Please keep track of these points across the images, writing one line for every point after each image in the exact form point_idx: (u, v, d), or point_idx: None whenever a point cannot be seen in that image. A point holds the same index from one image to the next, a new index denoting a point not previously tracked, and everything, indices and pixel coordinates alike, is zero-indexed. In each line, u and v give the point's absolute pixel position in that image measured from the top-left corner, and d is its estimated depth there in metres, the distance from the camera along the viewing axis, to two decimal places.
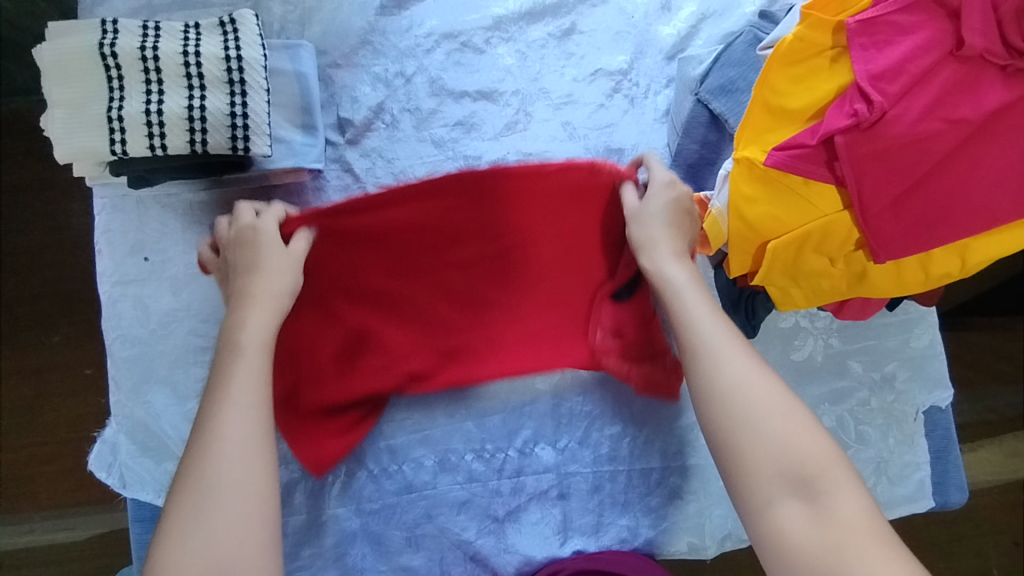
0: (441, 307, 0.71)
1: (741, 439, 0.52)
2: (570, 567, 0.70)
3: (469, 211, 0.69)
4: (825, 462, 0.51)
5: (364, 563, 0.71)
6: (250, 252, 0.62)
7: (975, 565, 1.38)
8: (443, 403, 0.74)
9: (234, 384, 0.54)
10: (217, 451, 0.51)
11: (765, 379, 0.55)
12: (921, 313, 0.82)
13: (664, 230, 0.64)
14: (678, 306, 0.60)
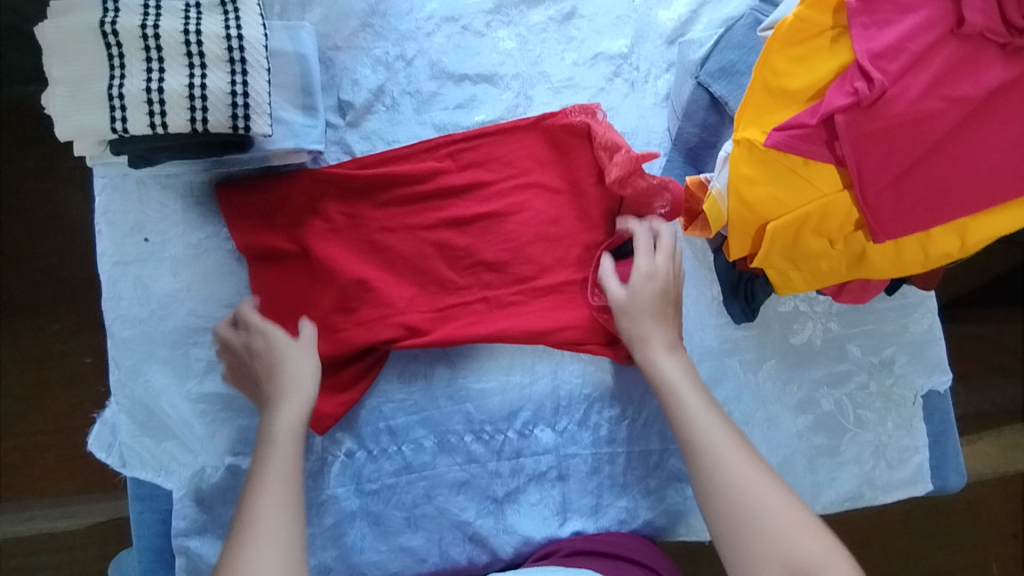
0: (436, 262, 0.74)
1: (747, 540, 0.59)
2: (567, 547, 0.71)
3: (464, 169, 0.76)
4: (824, 556, 0.57)
5: (363, 543, 0.72)
6: (270, 353, 0.67)
7: (972, 558, 1.39)
8: (443, 383, 0.75)
9: (267, 470, 0.60)
10: (256, 539, 0.56)
11: (762, 477, 0.61)
12: (921, 297, 0.82)
13: (653, 326, 0.70)
14: (679, 405, 0.66)
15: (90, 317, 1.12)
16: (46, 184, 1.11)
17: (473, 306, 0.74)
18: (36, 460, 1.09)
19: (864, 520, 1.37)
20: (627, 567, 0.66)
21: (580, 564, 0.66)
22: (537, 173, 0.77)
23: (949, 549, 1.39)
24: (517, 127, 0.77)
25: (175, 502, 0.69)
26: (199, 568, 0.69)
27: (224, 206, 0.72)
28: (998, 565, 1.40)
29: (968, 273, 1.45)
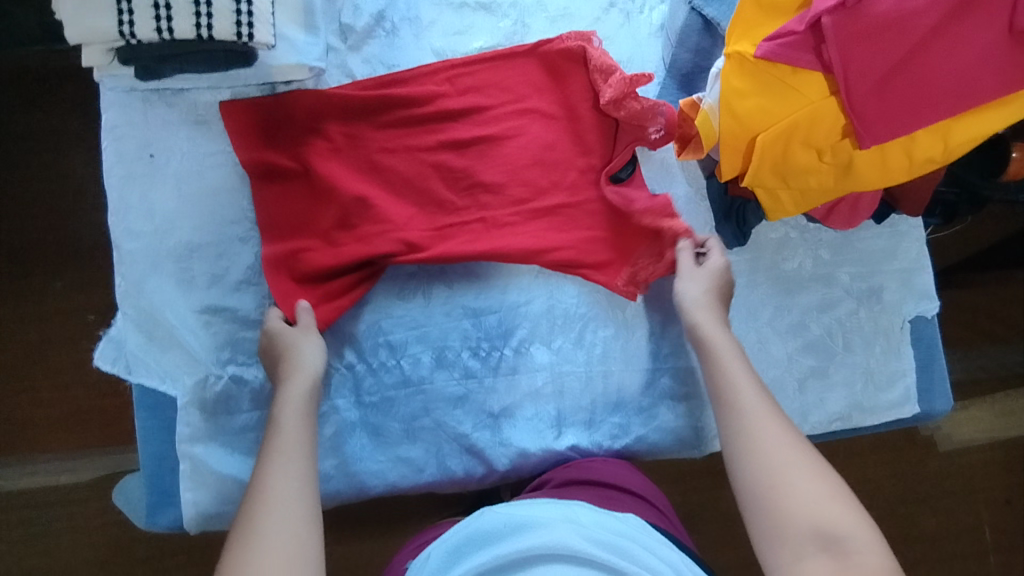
0: (434, 182, 0.76)
1: (774, 499, 0.57)
2: (558, 477, 0.72)
3: (464, 94, 0.78)
4: (852, 522, 0.54)
5: (363, 452, 0.74)
6: (278, 343, 0.68)
7: (965, 520, 1.41)
8: (441, 301, 0.77)
9: (285, 441, 0.61)
10: (266, 504, 0.55)
11: (792, 446, 0.60)
12: (908, 227, 0.84)
13: (704, 296, 0.72)
14: (719, 373, 0.67)
15: (94, 270, 1.13)
16: (55, 139, 1.14)
17: (471, 227, 0.76)
18: (39, 416, 1.10)
19: (857, 484, 1.38)
20: (617, 495, 0.68)
21: (570, 492, 0.68)
22: (533, 99, 0.79)
23: (941, 514, 1.40)
24: (514, 53, 0.79)
25: (179, 410, 0.71)
26: (204, 473, 0.71)
27: (230, 125, 0.73)
28: (991, 528, 1.41)
29: (960, 241, 1.47)
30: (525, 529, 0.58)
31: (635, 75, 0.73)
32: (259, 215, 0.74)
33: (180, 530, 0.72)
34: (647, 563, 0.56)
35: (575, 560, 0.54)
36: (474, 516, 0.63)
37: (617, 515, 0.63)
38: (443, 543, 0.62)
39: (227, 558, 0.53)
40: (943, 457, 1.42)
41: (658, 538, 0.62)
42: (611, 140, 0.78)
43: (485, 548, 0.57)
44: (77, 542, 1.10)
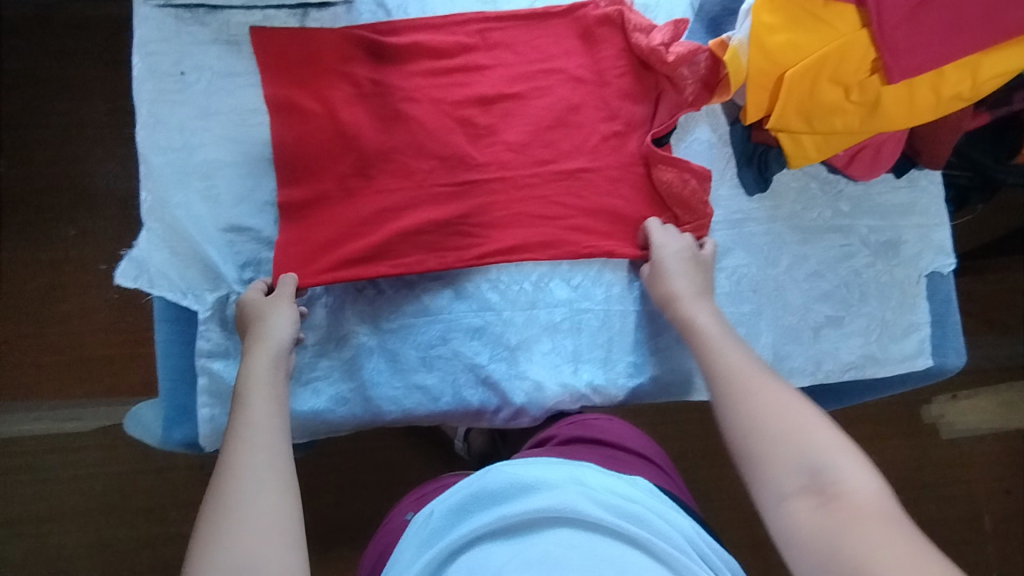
0: (455, 135, 0.76)
1: (759, 446, 0.57)
2: (562, 434, 0.71)
3: (495, 50, 0.80)
4: (836, 457, 0.53)
5: (379, 377, 0.74)
6: (250, 317, 0.68)
7: (966, 510, 1.41)
8: (455, 254, 0.74)
9: (252, 421, 0.60)
10: (233, 482, 0.54)
11: (784, 398, 0.60)
12: (928, 182, 0.84)
13: (682, 284, 0.73)
14: (702, 344, 0.68)
15: (98, 214, 1.11)
16: (77, 84, 1.13)
17: (491, 185, 0.76)
18: None
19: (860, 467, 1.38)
20: (623, 457, 0.66)
21: (573, 450, 0.66)
22: (562, 60, 0.80)
23: (942, 500, 1.40)
24: (549, 12, 0.81)
25: (200, 324, 0.71)
26: (221, 389, 0.71)
27: (263, 66, 0.75)
28: (991, 518, 1.41)
29: (973, 230, 1.47)
30: (533, 491, 0.52)
31: (675, 21, 0.78)
32: (276, 152, 0.73)
33: (194, 446, 0.72)
34: (659, 529, 0.51)
35: (587, 526, 0.48)
36: (481, 474, 0.57)
37: (624, 478, 0.59)
38: (447, 499, 0.57)
39: (203, 528, 0.52)
40: (947, 445, 1.41)
41: (664, 503, 0.58)
42: (629, 94, 0.79)
43: (491, 507, 0.52)
44: (78, 491, 1.08)
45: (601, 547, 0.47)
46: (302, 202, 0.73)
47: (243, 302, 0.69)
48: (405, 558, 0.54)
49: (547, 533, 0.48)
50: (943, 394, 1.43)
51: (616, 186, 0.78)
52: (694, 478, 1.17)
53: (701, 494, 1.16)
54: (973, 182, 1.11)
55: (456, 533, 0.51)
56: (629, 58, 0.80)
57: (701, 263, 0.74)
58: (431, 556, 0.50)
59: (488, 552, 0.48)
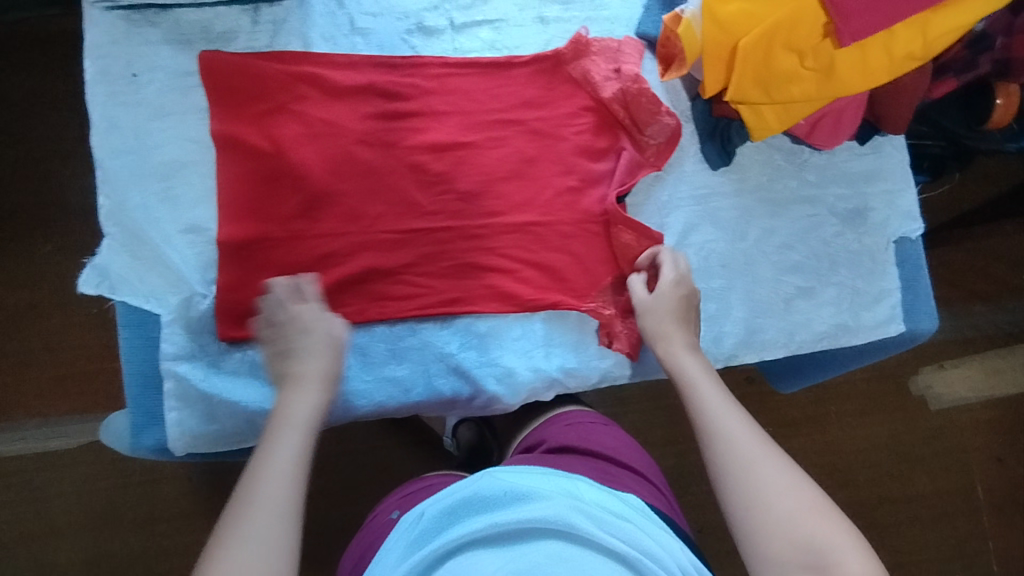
0: (416, 130, 0.77)
1: (756, 521, 0.54)
2: (553, 440, 0.73)
3: (451, 81, 0.78)
4: (831, 538, 0.51)
5: (349, 372, 0.73)
6: (299, 331, 0.65)
7: (958, 480, 1.41)
8: (396, 304, 0.74)
9: (275, 444, 0.56)
10: (248, 505, 0.51)
11: (777, 461, 0.56)
12: (892, 148, 0.84)
13: (675, 326, 0.71)
14: (689, 393, 0.65)
15: (73, 229, 1.10)
16: (33, 108, 1.11)
17: (438, 235, 0.75)
18: (21, 380, 1.07)
19: (850, 442, 1.38)
20: (615, 472, 0.66)
21: (563, 460, 0.66)
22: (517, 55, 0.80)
23: (935, 472, 1.40)
24: (509, 61, 0.79)
25: (164, 328, 0.70)
26: (188, 391, 0.70)
27: (213, 115, 0.73)
28: (983, 487, 1.42)
29: (948, 201, 1.46)
30: (525, 500, 0.52)
31: (636, 47, 0.80)
32: (219, 194, 0.72)
33: (166, 451, 0.71)
34: (652, 552, 0.50)
35: (575, 538, 0.48)
36: (474, 480, 0.57)
37: (616, 494, 0.59)
38: (438, 504, 0.57)
39: (215, 545, 0.49)
40: (937, 415, 1.42)
41: (654, 523, 0.57)
42: (586, 80, 0.79)
43: (483, 514, 0.51)
44: (62, 508, 1.06)
45: (593, 563, 0.46)
46: (240, 241, 0.72)
47: (291, 312, 0.66)
48: (389, 560, 0.53)
49: (535, 543, 0.47)
50: (930, 365, 1.43)
51: (575, 169, 0.79)
52: (685, 462, 1.17)
53: (690, 478, 1.18)
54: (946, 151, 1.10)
55: (441, 539, 0.50)
56: (585, 95, 0.80)
57: (694, 311, 0.73)
58: (418, 559, 0.49)
59: (476, 558, 0.47)
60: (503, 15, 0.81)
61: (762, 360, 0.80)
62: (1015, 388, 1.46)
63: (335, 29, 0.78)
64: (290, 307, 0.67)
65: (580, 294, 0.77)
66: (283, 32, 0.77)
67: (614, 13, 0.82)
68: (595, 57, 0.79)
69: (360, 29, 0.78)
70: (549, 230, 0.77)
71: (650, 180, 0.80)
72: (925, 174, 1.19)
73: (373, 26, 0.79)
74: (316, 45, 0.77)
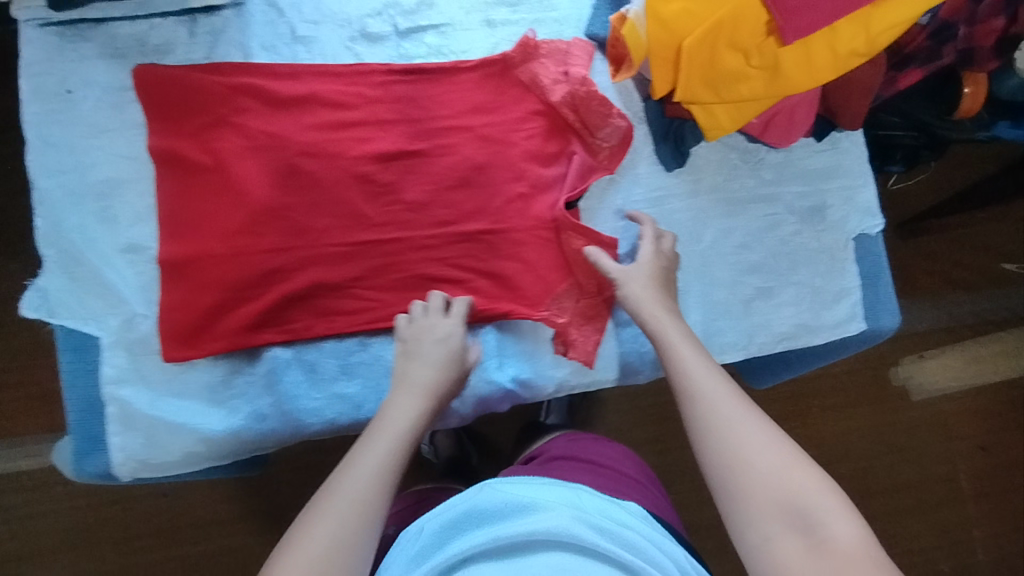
0: (361, 139, 0.75)
1: (739, 480, 0.55)
2: (554, 451, 0.75)
3: (397, 88, 0.76)
4: (814, 494, 0.53)
5: (298, 390, 0.72)
6: (417, 339, 0.70)
7: (940, 470, 1.39)
8: (345, 319, 0.73)
9: (373, 444, 0.61)
10: (331, 496, 0.56)
11: (758, 424, 0.58)
12: (849, 143, 0.83)
13: (655, 294, 0.72)
14: (671, 358, 0.67)
15: None
16: None
17: (387, 247, 0.74)
18: None
19: (832, 436, 1.36)
20: (620, 479, 0.69)
21: (564, 467, 0.69)
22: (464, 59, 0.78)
23: (918, 464, 1.39)
24: (456, 65, 0.77)
25: (104, 351, 0.69)
26: (131, 415, 0.68)
27: (151, 131, 0.71)
28: (966, 475, 1.40)
29: (929, 189, 1.41)
30: (528, 511, 0.50)
31: (585, 48, 0.79)
32: (160, 211, 0.71)
33: (111, 477, 0.70)
34: (654, 559, 0.50)
35: (582, 551, 0.47)
36: (471, 493, 0.55)
37: (617, 502, 0.58)
38: (438, 516, 0.54)
39: (296, 530, 0.54)
40: (920, 406, 1.39)
41: (657, 530, 0.57)
42: (534, 83, 0.77)
43: (484, 528, 0.49)
44: (19, 534, 1.02)
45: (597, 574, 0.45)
46: (182, 260, 0.70)
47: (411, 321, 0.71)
48: None
49: (541, 556, 0.46)
50: (911, 355, 1.40)
51: (527, 175, 0.77)
52: (662, 464, 1.16)
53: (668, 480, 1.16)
54: (918, 142, 1.06)
55: (445, 552, 0.49)
56: (536, 98, 0.78)
57: (671, 283, 0.74)
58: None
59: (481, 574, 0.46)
60: (449, 19, 0.79)
61: (723, 363, 0.78)
62: (999, 374, 1.43)
63: (276, 38, 0.76)
64: (416, 317, 0.71)
65: (533, 303, 0.76)
66: (222, 42, 0.75)
67: (564, 13, 0.80)
68: (544, 59, 0.78)
69: (302, 37, 0.76)
70: (501, 238, 0.75)
71: (604, 184, 0.79)
72: (899, 163, 1.14)
73: (315, 34, 0.77)
74: (256, 55, 0.75)
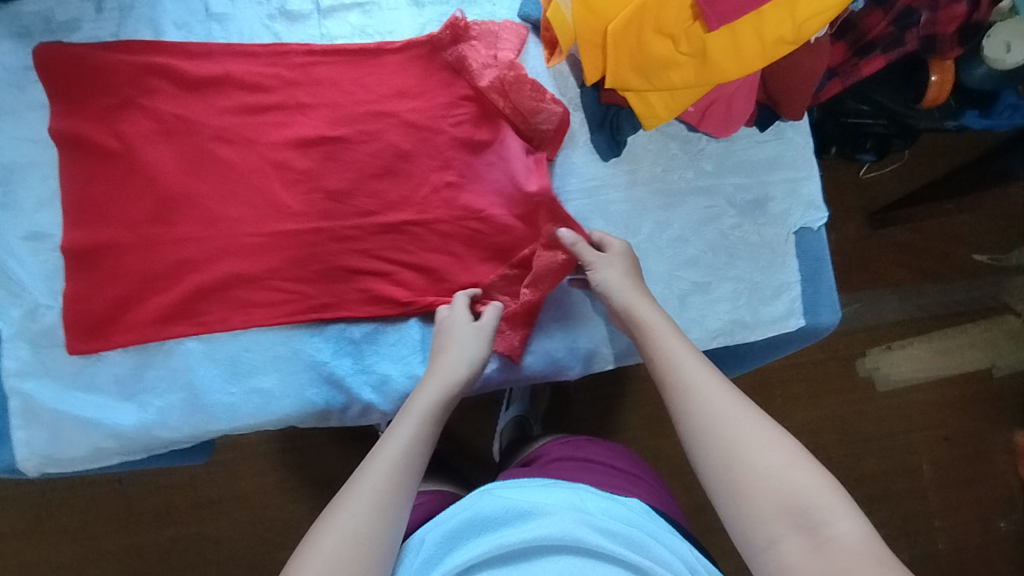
0: (281, 125, 0.72)
1: (737, 479, 0.49)
2: (554, 452, 0.72)
3: (317, 70, 0.73)
4: (816, 490, 0.47)
5: (212, 385, 0.68)
6: (442, 331, 0.68)
7: (906, 461, 1.28)
8: (262, 311, 0.70)
9: (395, 433, 0.55)
10: (348, 492, 0.50)
11: (749, 414, 0.52)
12: (794, 133, 0.80)
13: (631, 287, 0.67)
14: (656, 347, 0.61)
15: None
16: None
17: (305, 237, 0.71)
18: None
19: (795, 429, 1.27)
20: (624, 475, 0.66)
21: (561, 467, 0.66)
22: (389, 41, 0.75)
23: (882, 453, 1.28)
24: (380, 48, 0.74)
25: (7, 342, 0.66)
26: (34, 409, 0.66)
27: (55, 113, 0.68)
28: (931, 467, 1.29)
29: (900, 179, 1.34)
30: (532, 516, 0.48)
31: (518, 30, 0.76)
32: (64, 197, 0.68)
33: (17, 473, 0.68)
34: (662, 557, 0.48)
35: (592, 554, 0.45)
36: (472, 498, 0.53)
37: (617, 499, 0.55)
38: (439, 526, 0.52)
39: (311, 532, 0.48)
40: (883, 398, 1.29)
41: (662, 526, 0.55)
42: (463, 67, 0.74)
43: (490, 535, 0.48)
44: None
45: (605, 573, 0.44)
46: (88, 249, 0.68)
47: (440, 320, 0.69)
48: None
49: (543, 562, 0.45)
50: (878, 345, 1.30)
51: (453, 163, 0.74)
52: None
53: None
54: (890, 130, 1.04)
55: (447, 565, 0.47)
56: (464, 83, 0.75)
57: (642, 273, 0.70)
58: None
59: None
60: None
61: None
62: (970, 367, 1.31)
63: (188, 15, 0.72)
64: (441, 316, 0.69)
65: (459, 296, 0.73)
66: (130, 18, 0.71)
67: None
68: (472, 41, 0.74)
69: (216, 14, 0.73)
70: (425, 229, 0.73)
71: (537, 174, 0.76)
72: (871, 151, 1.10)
73: (231, 12, 0.73)
74: (166, 32, 0.72)
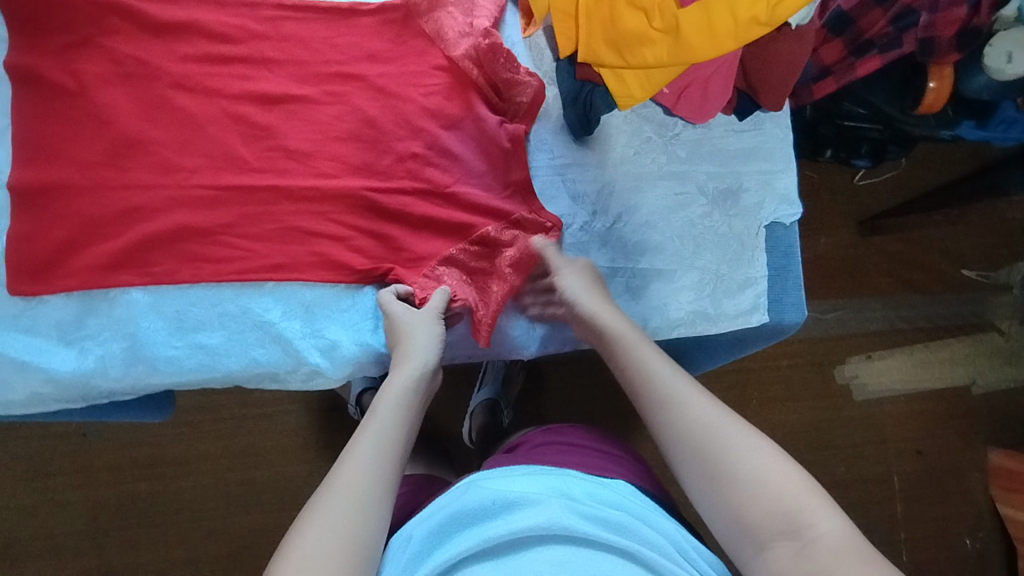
0: (244, 78, 0.70)
1: (722, 488, 0.48)
2: (535, 438, 0.70)
3: (286, 26, 0.72)
4: (797, 491, 0.46)
5: (156, 337, 0.67)
6: (398, 324, 0.66)
7: (876, 472, 1.27)
8: (212, 267, 0.68)
9: (365, 431, 0.54)
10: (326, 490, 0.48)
11: (725, 421, 0.51)
12: (773, 125, 0.78)
13: (593, 293, 0.67)
14: (629, 354, 0.60)
15: None
16: None
17: (261, 194, 0.69)
18: None
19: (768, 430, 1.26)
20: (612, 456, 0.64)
21: (541, 452, 0.65)
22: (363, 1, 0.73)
23: (852, 461, 1.27)
24: (352, 7, 0.72)
25: None
26: None
27: (13, 47, 0.67)
28: (901, 480, 1.27)
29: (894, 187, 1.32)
30: (517, 507, 0.46)
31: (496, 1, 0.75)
32: (16, 133, 0.67)
33: None
34: (647, 537, 0.46)
35: (581, 542, 0.43)
36: (460, 490, 0.51)
37: (605, 483, 0.54)
38: (426, 520, 0.49)
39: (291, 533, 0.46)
40: (860, 407, 1.28)
41: (651, 506, 0.53)
42: (436, 33, 0.73)
43: (476, 528, 0.46)
44: None
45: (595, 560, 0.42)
46: (36, 188, 0.66)
47: (388, 312, 0.67)
48: None
49: (533, 553, 0.43)
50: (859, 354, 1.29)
51: (420, 129, 0.72)
52: None
53: None
54: (885, 135, 1.01)
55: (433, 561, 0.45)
56: (437, 48, 0.73)
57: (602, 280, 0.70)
58: None
59: None
60: None
61: None
62: (948, 382, 1.30)
63: None
64: (386, 309, 0.67)
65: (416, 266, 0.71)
66: None
67: None
68: (448, 10, 0.73)
69: None
70: (386, 195, 0.71)
71: None
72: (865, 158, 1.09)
73: None
74: None
